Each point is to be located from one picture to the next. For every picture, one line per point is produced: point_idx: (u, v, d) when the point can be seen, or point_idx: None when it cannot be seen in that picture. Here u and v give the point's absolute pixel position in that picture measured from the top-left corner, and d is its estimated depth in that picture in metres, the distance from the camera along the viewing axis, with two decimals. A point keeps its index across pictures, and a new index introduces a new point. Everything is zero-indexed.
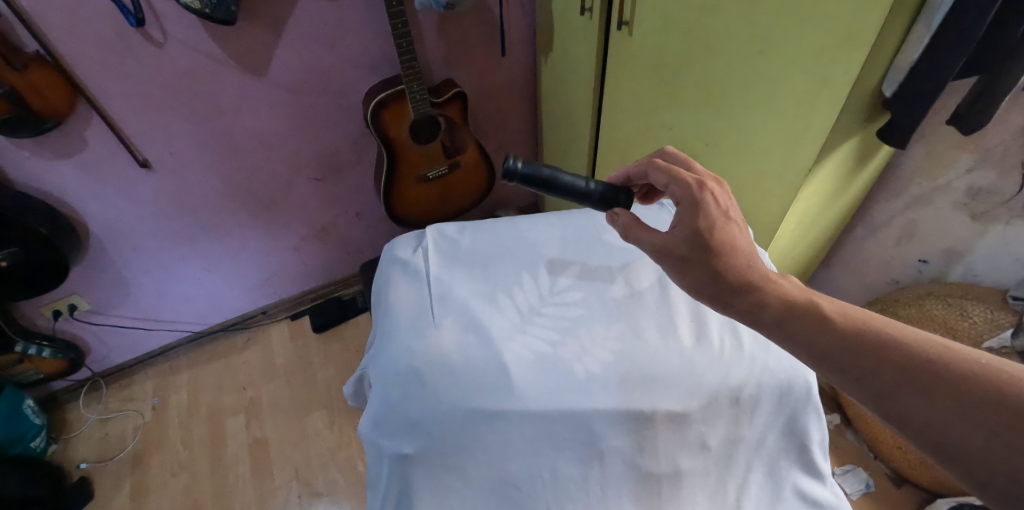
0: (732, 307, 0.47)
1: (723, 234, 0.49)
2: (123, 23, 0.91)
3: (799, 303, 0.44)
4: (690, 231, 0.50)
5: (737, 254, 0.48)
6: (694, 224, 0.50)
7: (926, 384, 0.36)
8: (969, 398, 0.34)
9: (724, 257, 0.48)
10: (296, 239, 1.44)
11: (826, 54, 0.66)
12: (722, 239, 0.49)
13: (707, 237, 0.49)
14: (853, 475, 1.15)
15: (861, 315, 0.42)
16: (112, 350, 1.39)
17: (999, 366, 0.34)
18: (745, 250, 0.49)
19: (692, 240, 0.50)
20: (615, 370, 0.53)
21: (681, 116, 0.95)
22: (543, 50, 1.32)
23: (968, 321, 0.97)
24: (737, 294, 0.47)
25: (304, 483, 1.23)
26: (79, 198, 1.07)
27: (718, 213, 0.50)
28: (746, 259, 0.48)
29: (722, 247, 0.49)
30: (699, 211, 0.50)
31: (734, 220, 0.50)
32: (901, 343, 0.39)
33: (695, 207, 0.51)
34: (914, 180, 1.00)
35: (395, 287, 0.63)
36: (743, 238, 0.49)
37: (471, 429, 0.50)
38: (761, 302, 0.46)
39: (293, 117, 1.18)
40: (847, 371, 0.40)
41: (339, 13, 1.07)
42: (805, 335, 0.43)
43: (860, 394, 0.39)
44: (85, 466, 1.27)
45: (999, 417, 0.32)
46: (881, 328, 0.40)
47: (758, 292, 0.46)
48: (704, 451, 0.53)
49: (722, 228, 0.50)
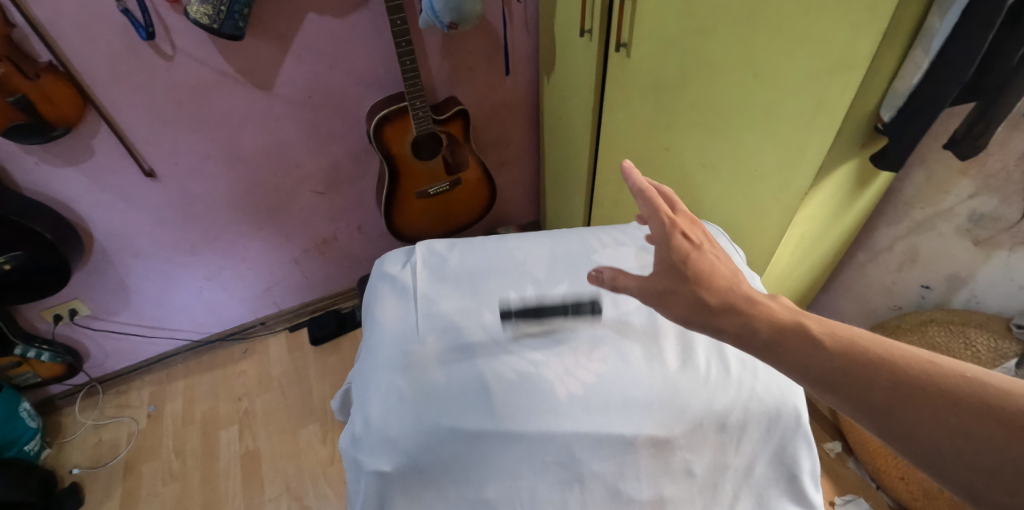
0: (724, 331, 0.45)
1: (700, 265, 0.49)
2: (135, 37, 0.93)
3: (786, 325, 0.43)
4: (667, 265, 0.50)
5: (716, 281, 0.48)
6: (669, 258, 0.50)
7: (920, 401, 0.35)
8: (961, 410, 0.34)
9: (703, 286, 0.47)
10: (297, 251, 1.45)
11: (821, 78, 0.67)
12: (696, 271, 0.48)
13: (683, 271, 0.48)
14: (853, 505, 1.12)
15: (848, 333, 0.41)
16: (110, 355, 1.40)
17: (986, 378, 0.35)
18: (723, 276, 0.48)
19: (670, 274, 0.49)
20: (598, 392, 0.53)
21: (678, 138, 0.96)
22: (546, 70, 1.33)
23: (972, 351, 0.95)
24: (721, 316, 0.45)
25: (293, 497, 1.21)
26: (84, 204, 1.09)
27: (690, 246, 0.50)
28: (728, 284, 0.47)
29: (699, 278, 0.48)
30: (671, 244, 0.50)
31: (706, 250, 0.50)
32: (891, 358, 0.38)
33: (667, 241, 0.50)
34: (915, 205, 0.99)
35: (383, 303, 0.63)
36: (718, 266, 0.49)
37: (450, 448, 0.49)
38: (749, 324, 0.44)
39: (297, 130, 1.20)
40: (838, 390, 0.39)
41: (346, 30, 1.09)
42: (795, 355, 0.41)
43: (852, 410, 0.38)
44: (78, 471, 1.27)
45: (994, 431, 0.32)
46: (868, 345, 0.39)
47: (743, 313, 0.44)
48: (689, 478, 0.52)
49: (696, 260, 0.49)
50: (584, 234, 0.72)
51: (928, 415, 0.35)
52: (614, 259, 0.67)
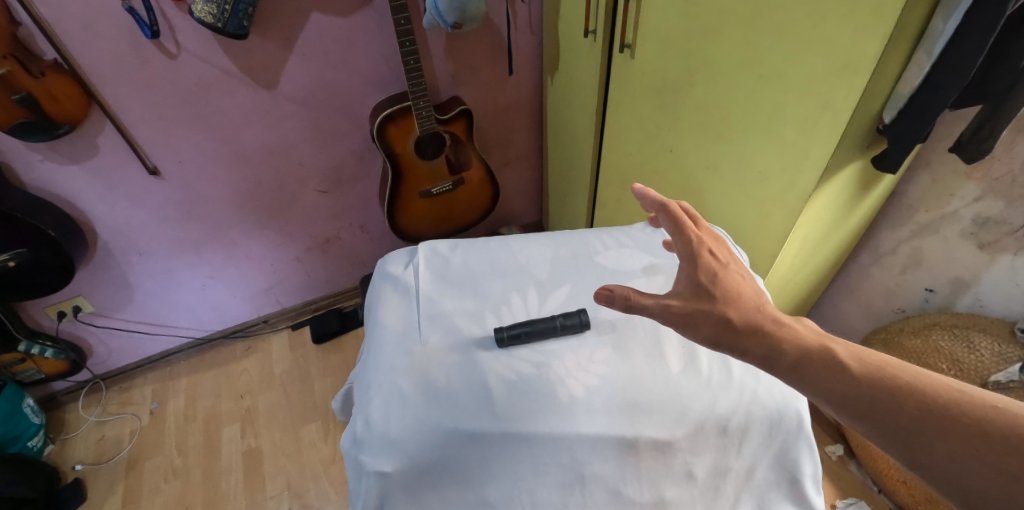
0: (749, 354, 0.44)
1: (726, 284, 0.48)
2: (139, 35, 0.93)
3: (813, 349, 0.42)
4: (693, 285, 0.49)
5: (743, 300, 0.47)
6: (696, 276, 0.49)
7: (945, 430, 0.36)
8: (987, 440, 0.34)
9: (729, 304, 0.47)
10: (300, 250, 1.45)
11: (827, 80, 0.66)
12: (724, 289, 0.48)
13: (710, 288, 0.48)
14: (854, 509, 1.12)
15: (876, 359, 0.41)
16: (114, 352, 1.40)
17: (1012, 408, 0.35)
18: (750, 295, 0.47)
19: (696, 291, 0.48)
20: (600, 394, 0.52)
21: (683, 138, 0.95)
22: (550, 70, 1.33)
23: (975, 354, 0.94)
24: (747, 338, 0.44)
25: (294, 495, 1.21)
26: (88, 202, 1.09)
27: (717, 265, 0.50)
28: (754, 304, 0.46)
29: (726, 297, 0.47)
30: (699, 265, 0.49)
31: (734, 270, 0.50)
32: (918, 386, 0.38)
33: (694, 261, 0.50)
34: (919, 207, 0.99)
35: (385, 303, 0.63)
36: (745, 285, 0.48)
37: (451, 449, 0.49)
38: (776, 347, 0.43)
39: (301, 129, 1.20)
40: (865, 416, 0.39)
41: (350, 28, 1.09)
42: (822, 380, 0.41)
43: (879, 437, 0.38)
44: (80, 467, 1.27)
45: (1018, 462, 0.33)
46: (896, 374, 0.39)
47: (769, 335, 0.44)
48: (690, 481, 0.52)
49: (723, 278, 0.49)
50: (588, 236, 0.71)
51: (954, 444, 0.35)
52: (616, 260, 0.67)
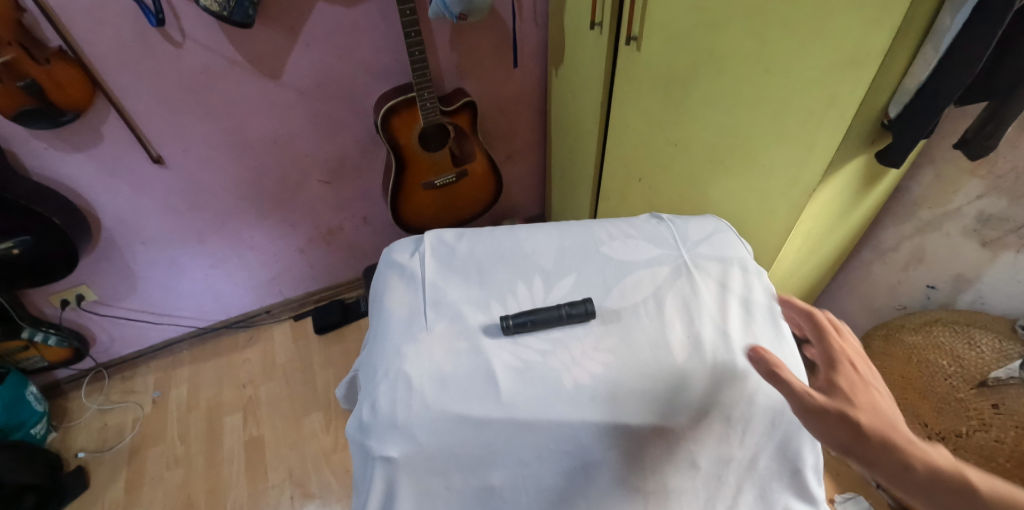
0: (877, 465, 0.43)
1: (863, 392, 0.47)
2: (144, 23, 0.93)
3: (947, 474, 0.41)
4: (830, 387, 0.48)
5: (877, 412, 0.46)
6: (834, 379, 0.48)
7: None
8: None
9: (863, 409, 0.46)
10: (303, 241, 1.45)
11: (833, 74, 0.66)
12: (862, 398, 0.46)
13: (847, 391, 0.47)
14: (853, 503, 1.13)
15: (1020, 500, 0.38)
16: (117, 341, 1.41)
17: None
18: (886, 408, 0.46)
19: (831, 394, 0.48)
20: (605, 383, 0.53)
21: (688, 132, 0.95)
22: (554, 63, 1.33)
23: (976, 351, 0.91)
24: (875, 445, 0.43)
25: (296, 484, 1.22)
26: (92, 190, 1.09)
27: (857, 375, 0.49)
28: (891, 418, 0.45)
29: (860, 403, 0.46)
30: (839, 372, 0.49)
31: (875, 385, 0.48)
32: None
33: (835, 365, 0.50)
34: (922, 204, 0.99)
35: (391, 291, 0.63)
36: (884, 400, 0.47)
37: (459, 436, 0.50)
38: (906, 462, 0.42)
39: (305, 119, 1.20)
40: None
41: (355, 19, 1.09)
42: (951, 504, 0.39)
43: None
44: (83, 455, 1.28)
45: None
46: None
47: (898, 450, 0.43)
48: (694, 470, 0.52)
49: (862, 388, 0.47)
50: (593, 226, 0.72)
51: None
52: (621, 251, 0.67)
